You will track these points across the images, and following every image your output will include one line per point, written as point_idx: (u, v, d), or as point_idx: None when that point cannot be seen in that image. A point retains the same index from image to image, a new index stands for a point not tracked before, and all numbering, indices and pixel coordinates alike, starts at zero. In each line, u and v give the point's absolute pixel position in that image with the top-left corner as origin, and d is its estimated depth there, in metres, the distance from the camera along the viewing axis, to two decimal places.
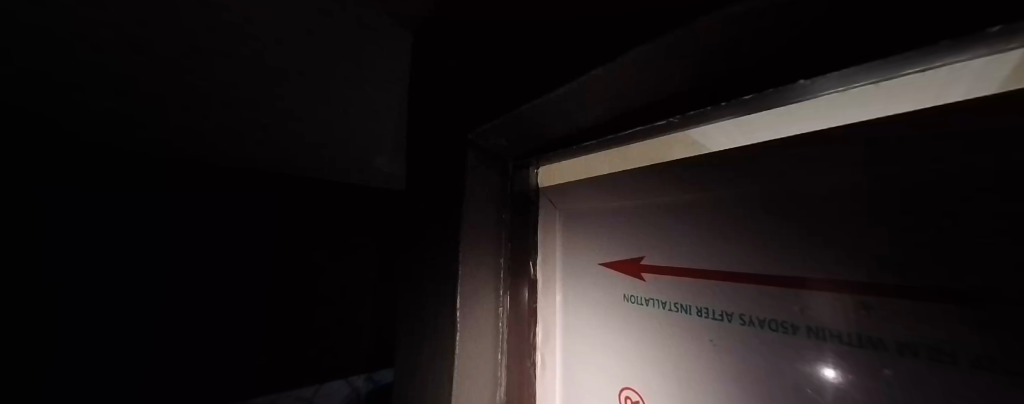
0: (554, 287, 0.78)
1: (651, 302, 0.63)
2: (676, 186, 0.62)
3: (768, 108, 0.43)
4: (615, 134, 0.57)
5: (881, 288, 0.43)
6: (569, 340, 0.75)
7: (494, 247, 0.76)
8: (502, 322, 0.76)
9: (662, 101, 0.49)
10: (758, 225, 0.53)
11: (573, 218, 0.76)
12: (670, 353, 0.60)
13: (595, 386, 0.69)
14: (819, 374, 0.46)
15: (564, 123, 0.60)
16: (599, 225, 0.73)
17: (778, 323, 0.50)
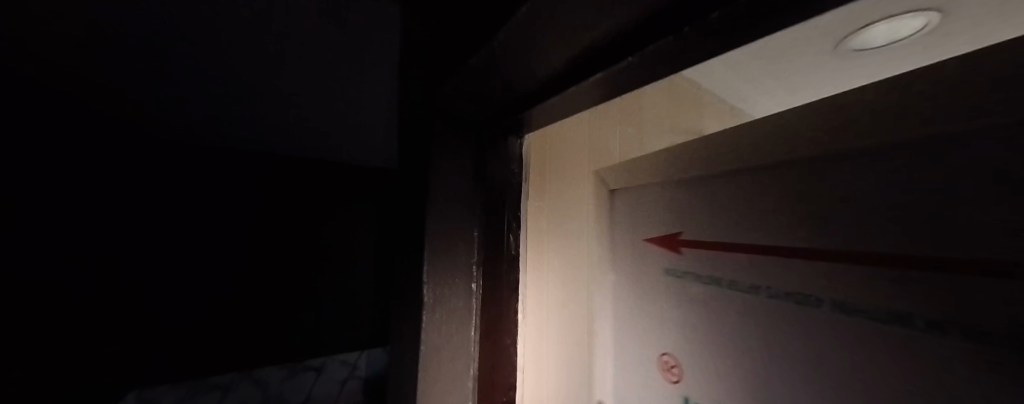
0: (608, 265, 0.92)
1: (689, 275, 0.69)
2: (712, 162, 0.66)
3: (740, 20, 0.33)
4: (577, 86, 0.49)
5: (915, 261, 0.39)
6: (618, 307, 0.88)
7: (468, 224, 0.69)
8: (477, 304, 0.69)
9: (615, 40, 0.40)
10: (796, 200, 0.52)
11: (591, 205, 0.95)
12: (704, 320, 0.65)
13: (638, 354, 0.82)
14: (863, 361, 0.44)
15: (521, 77, 0.52)
16: (643, 203, 0.82)
17: (804, 297, 0.50)
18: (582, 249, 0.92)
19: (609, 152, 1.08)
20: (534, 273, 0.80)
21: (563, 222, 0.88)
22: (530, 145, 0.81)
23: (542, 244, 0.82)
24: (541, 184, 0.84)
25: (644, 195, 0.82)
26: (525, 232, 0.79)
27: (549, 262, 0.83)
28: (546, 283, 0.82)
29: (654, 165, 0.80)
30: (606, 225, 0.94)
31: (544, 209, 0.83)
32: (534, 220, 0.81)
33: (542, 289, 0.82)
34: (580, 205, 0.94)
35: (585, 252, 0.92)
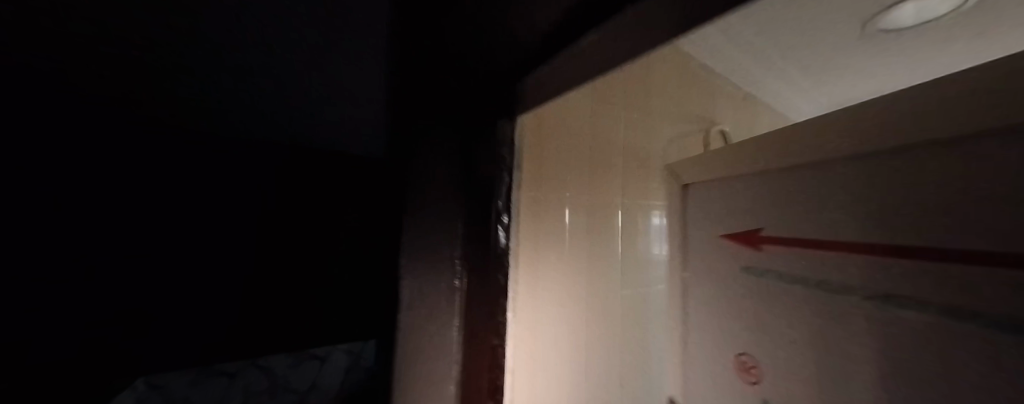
0: (684, 263, 0.98)
1: (765, 274, 0.78)
2: (813, 161, 0.70)
3: None
4: (566, 48, 0.46)
5: (985, 257, 0.48)
6: (691, 316, 0.96)
7: (449, 222, 0.62)
8: (459, 311, 0.62)
9: None
10: (899, 199, 0.57)
11: (613, 200, 1.01)
12: (796, 330, 0.72)
13: (707, 355, 0.93)
14: (959, 358, 0.51)
15: (510, 31, 0.49)
16: (727, 206, 0.88)
17: (891, 298, 0.57)
18: (613, 242, 1.00)
19: (608, 139, 1.00)
20: (519, 269, 0.76)
21: (556, 218, 0.85)
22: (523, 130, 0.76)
23: (535, 239, 0.80)
24: (531, 173, 0.80)
25: (714, 195, 0.93)
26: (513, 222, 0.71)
27: (542, 254, 0.82)
28: (540, 281, 0.81)
29: (730, 174, 0.88)
30: (632, 212, 1.06)
31: (533, 205, 0.80)
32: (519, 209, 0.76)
33: (535, 287, 0.80)
34: (606, 198, 0.99)
35: (615, 242, 1.01)
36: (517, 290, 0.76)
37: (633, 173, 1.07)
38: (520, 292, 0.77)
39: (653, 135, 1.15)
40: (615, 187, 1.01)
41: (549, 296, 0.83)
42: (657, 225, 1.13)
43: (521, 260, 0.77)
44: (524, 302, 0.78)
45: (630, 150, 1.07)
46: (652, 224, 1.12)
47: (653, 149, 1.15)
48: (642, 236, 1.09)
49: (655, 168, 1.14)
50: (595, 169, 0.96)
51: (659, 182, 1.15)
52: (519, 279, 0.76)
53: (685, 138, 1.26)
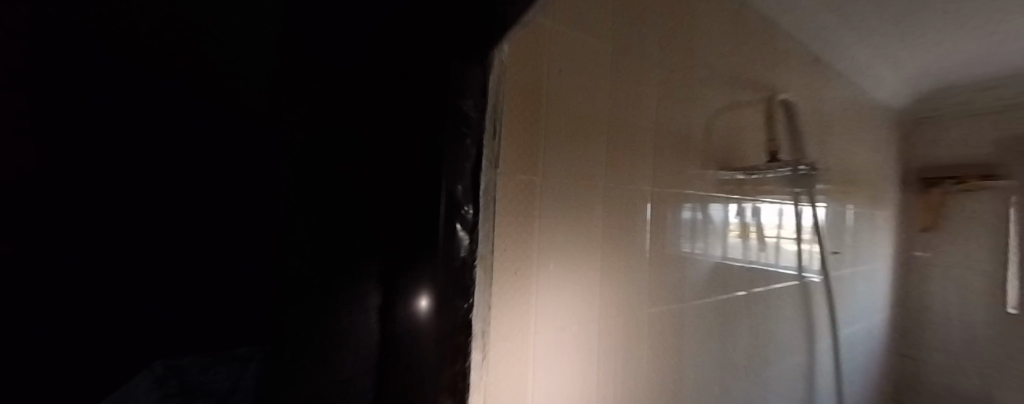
0: None
1: None
2: None
3: None
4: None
5: None
6: None
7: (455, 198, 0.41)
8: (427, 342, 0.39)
9: None
10: None
11: (637, 185, 0.75)
12: None
13: None
14: None
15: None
16: None
17: None
18: (635, 238, 0.74)
19: (632, 109, 0.74)
20: (497, 282, 0.53)
21: (554, 211, 0.61)
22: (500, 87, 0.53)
23: (521, 241, 0.56)
24: (519, 150, 0.56)
25: None
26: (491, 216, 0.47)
27: (532, 261, 0.58)
28: (528, 298, 0.58)
29: None
30: (660, 202, 0.80)
31: (521, 193, 0.56)
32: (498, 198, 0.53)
33: (522, 307, 0.57)
34: (629, 183, 0.73)
35: (637, 238, 0.75)
36: (496, 314, 0.54)
37: (664, 153, 0.81)
38: (499, 316, 0.54)
39: (692, 106, 0.87)
40: (640, 169, 0.75)
41: (544, 317, 0.60)
42: (686, 219, 0.85)
43: (499, 271, 0.54)
44: (507, 329, 0.55)
45: (661, 124, 0.80)
46: (682, 217, 0.84)
47: (692, 123, 0.87)
48: (671, 232, 0.82)
49: (693, 147, 0.87)
50: (614, 146, 0.71)
51: (697, 165, 0.88)
52: (497, 299, 0.53)
53: (734, 110, 0.97)
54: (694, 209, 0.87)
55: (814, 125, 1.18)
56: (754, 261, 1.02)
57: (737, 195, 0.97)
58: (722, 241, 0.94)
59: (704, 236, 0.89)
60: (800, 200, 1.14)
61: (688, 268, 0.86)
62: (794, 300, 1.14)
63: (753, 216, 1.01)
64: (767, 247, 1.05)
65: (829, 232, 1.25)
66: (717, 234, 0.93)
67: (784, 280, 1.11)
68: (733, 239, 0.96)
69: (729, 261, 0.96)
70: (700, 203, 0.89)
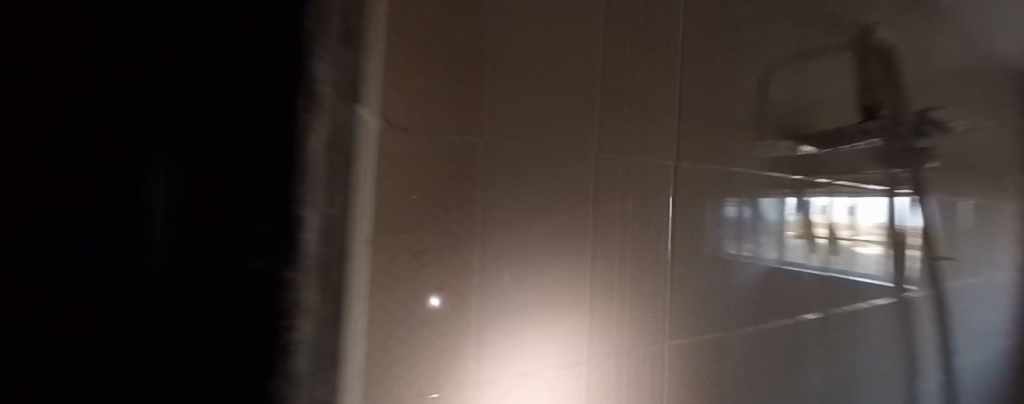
0: None
1: None
2: None
3: None
4: None
5: None
6: None
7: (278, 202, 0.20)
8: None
9: None
10: None
11: (656, 158, 0.49)
12: None
13: None
14: None
15: None
16: None
17: None
18: (647, 236, 0.50)
19: (644, 47, 0.50)
20: (397, 305, 0.34)
21: (505, 194, 0.40)
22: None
23: (482, 255, 0.38)
24: (441, 98, 0.36)
25: None
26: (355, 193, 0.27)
27: (468, 270, 0.38)
28: (498, 334, 0.39)
29: None
30: (690, 185, 0.55)
31: (445, 165, 0.36)
32: (392, 170, 0.34)
33: (488, 348, 0.39)
34: (656, 159, 0.49)
35: (651, 237, 0.50)
36: (448, 358, 0.37)
37: (698, 117, 0.55)
38: (451, 362, 0.37)
39: (743, 49, 0.60)
40: (656, 136, 0.51)
41: (496, 358, 0.39)
42: (729, 217, 0.60)
43: (400, 287, 0.34)
44: (469, 378, 0.38)
45: (693, 72, 0.55)
46: (722, 216, 0.59)
47: (743, 74, 0.60)
48: (714, 231, 0.58)
49: (743, 109, 0.61)
50: (612, 101, 0.47)
51: (746, 136, 0.61)
52: (446, 338, 0.36)
53: (807, 56, 0.67)
54: (739, 205, 0.61)
55: (926, 83, 0.85)
56: (825, 271, 0.73)
57: (800, 178, 0.69)
58: (778, 246, 0.66)
59: (753, 240, 0.63)
60: (896, 185, 0.82)
61: (737, 283, 0.61)
62: (890, 322, 0.83)
63: (821, 213, 0.72)
64: (842, 252, 0.75)
65: (939, 229, 0.91)
66: (771, 238, 0.66)
67: (873, 295, 0.80)
68: (793, 243, 0.68)
69: (790, 271, 0.68)
70: (749, 197, 0.62)
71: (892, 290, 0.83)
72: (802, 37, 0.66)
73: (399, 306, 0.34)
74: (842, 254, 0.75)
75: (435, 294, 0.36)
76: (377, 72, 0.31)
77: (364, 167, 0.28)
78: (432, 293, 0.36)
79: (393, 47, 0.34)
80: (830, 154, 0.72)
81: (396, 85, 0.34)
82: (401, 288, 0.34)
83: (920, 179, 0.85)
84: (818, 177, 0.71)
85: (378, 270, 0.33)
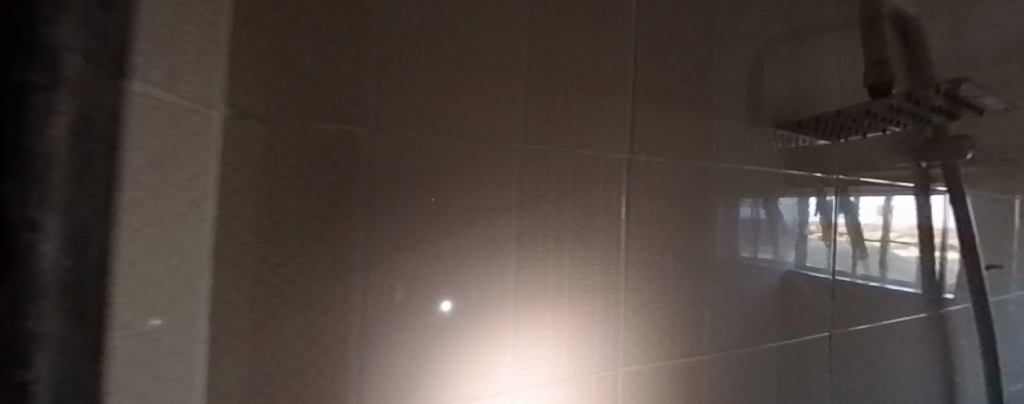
0: None
1: None
2: None
3: None
4: None
5: None
6: None
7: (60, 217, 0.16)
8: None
9: None
10: None
11: (604, 149, 0.40)
12: None
13: None
14: None
15: None
16: None
17: None
18: (589, 243, 0.40)
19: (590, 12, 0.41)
20: (247, 326, 0.28)
21: (392, 192, 0.32)
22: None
23: (494, 255, 0.36)
24: (298, 74, 0.29)
25: None
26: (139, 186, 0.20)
27: (346, 285, 0.31)
28: (511, 338, 0.37)
29: None
30: (648, 182, 0.44)
31: (312, 158, 0.30)
32: (238, 163, 0.28)
33: (502, 352, 0.37)
34: (636, 154, 0.43)
35: (594, 243, 0.40)
36: (456, 364, 0.35)
37: (666, 100, 0.45)
38: (461, 368, 0.35)
39: (722, 19, 0.50)
40: (605, 124, 0.40)
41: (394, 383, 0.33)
42: (747, 219, 0.53)
43: (251, 305, 0.28)
44: (483, 383, 0.36)
45: (658, 44, 0.45)
46: (739, 218, 0.52)
47: (723, 48, 0.50)
48: (727, 232, 0.51)
49: (725, 91, 0.50)
50: (544, 78, 0.38)
51: (729, 123, 0.51)
52: (439, 344, 0.34)
53: (802, 32, 0.57)
54: (759, 205, 0.54)
55: (968, 57, 0.70)
56: (853, 278, 0.63)
57: (819, 175, 0.59)
58: (797, 248, 0.58)
59: (772, 244, 0.55)
60: (930, 183, 0.68)
61: (759, 290, 0.54)
62: (926, 341, 0.69)
63: (842, 215, 0.61)
64: (872, 256, 0.64)
65: (988, 231, 0.76)
66: (789, 241, 0.57)
67: (900, 307, 0.67)
68: (813, 247, 0.59)
69: (817, 278, 0.60)
70: (766, 196, 0.55)
71: (928, 302, 0.69)
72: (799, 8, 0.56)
73: (410, 308, 0.33)
74: (870, 257, 0.64)
75: (443, 298, 0.34)
76: (193, 39, 0.25)
77: (154, 156, 0.22)
78: (441, 297, 0.34)
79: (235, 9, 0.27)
80: (838, 145, 0.60)
81: (241, 58, 0.27)
82: (410, 289, 0.33)
83: (968, 172, 0.70)
84: (824, 171, 0.59)
85: (221, 283, 0.27)
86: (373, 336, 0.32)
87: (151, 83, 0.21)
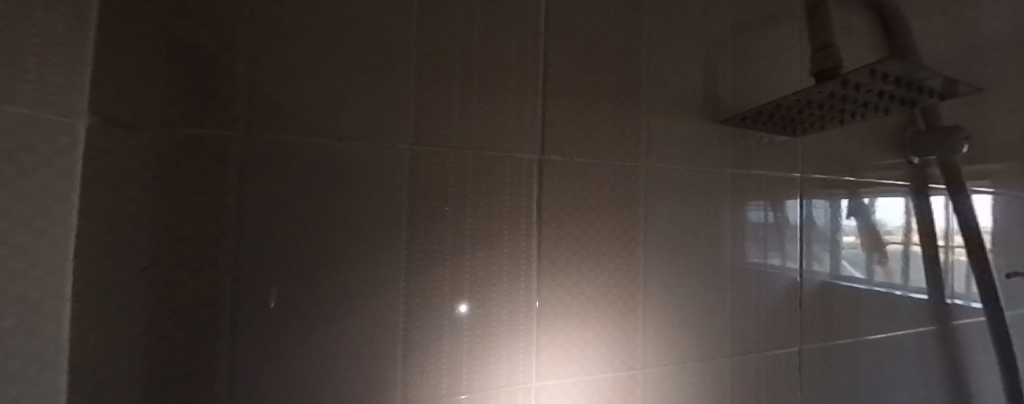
0: None
1: None
2: None
3: None
4: None
5: None
6: None
7: None
8: None
9: None
10: None
11: (511, 149, 0.39)
12: None
13: None
14: None
15: None
16: None
17: None
18: (493, 245, 0.39)
19: (491, 11, 0.40)
20: (111, 329, 0.28)
21: (265, 196, 0.32)
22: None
23: (482, 261, 0.38)
24: (161, 81, 0.30)
25: None
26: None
27: (217, 288, 0.31)
28: (500, 340, 0.39)
29: None
30: (564, 183, 0.41)
31: (178, 163, 0.30)
32: (98, 169, 0.28)
33: (487, 352, 0.38)
34: (611, 158, 0.43)
35: (499, 244, 0.39)
36: (441, 363, 0.37)
37: (587, 97, 0.43)
38: (446, 368, 0.37)
39: (660, 7, 0.46)
40: (510, 124, 0.40)
41: (307, 381, 0.33)
42: (756, 223, 0.51)
43: (113, 310, 0.28)
44: (469, 382, 0.38)
45: (577, 40, 0.43)
46: (748, 222, 0.50)
47: (664, 39, 0.46)
48: (735, 236, 0.50)
49: (685, 89, 0.47)
50: (438, 80, 0.38)
51: (676, 119, 0.46)
52: (456, 338, 0.37)
53: (770, 14, 0.51)
54: (772, 210, 0.52)
55: (973, 37, 0.61)
56: (871, 286, 0.57)
57: (829, 175, 0.55)
58: (808, 253, 0.54)
59: (782, 250, 0.52)
60: (928, 181, 0.60)
61: (757, 299, 0.51)
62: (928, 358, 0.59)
63: (854, 218, 0.57)
64: (895, 259, 0.59)
65: (1012, 234, 0.66)
66: (803, 245, 0.54)
67: (897, 315, 0.58)
68: (825, 250, 0.55)
69: (841, 285, 0.56)
70: (775, 198, 0.52)
71: (934, 313, 0.60)
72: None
73: (429, 307, 0.37)
74: (891, 262, 0.59)
75: (463, 300, 0.38)
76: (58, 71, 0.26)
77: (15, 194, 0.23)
78: (460, 299, 0.38)
79: (97, 23, 0.29)
80: (806, 140, 0.54)
81: (103, 67, 0.29)
82: (433, 291, 0.37)
83: (973, 168, 0.62)
84: (818, 171, 0.54)
85: (82, 288, 0.28)
86: (372, 330, 0.35)
87: (5, 95, 0.22)
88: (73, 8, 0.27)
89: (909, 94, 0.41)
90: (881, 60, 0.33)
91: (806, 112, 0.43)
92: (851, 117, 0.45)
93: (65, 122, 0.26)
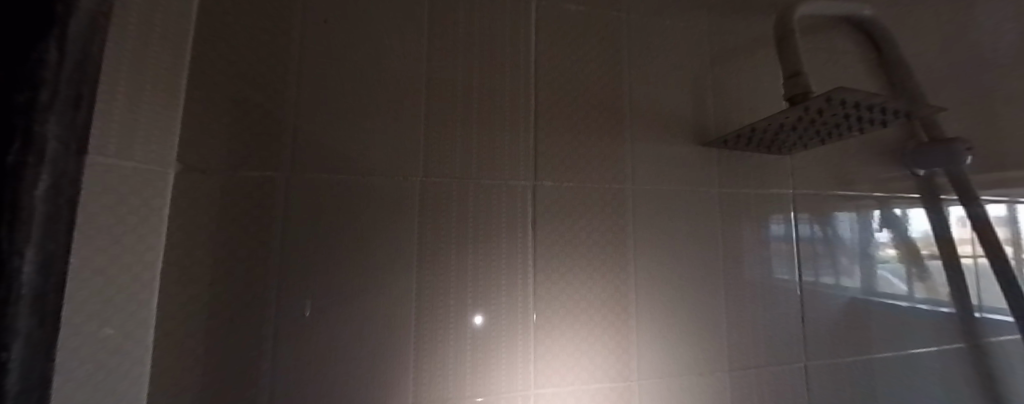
0: None
1: None
2: None
3: None
4: None
5: None
6: None
7: (63, 263, 0.25)
8: None
9: None
10: None
11: (506, 178, 0.45)
12: None
13: None
14: None
15: None
16: None
17: None
18: (494, 261, 0.44)
19: (489, 60, 0.47)
20: (183, 334, 0.36)
21: (302, 223, 0.39)
22: (188, 49, 0.38)
23: (484, 275, 0.43)
24: (229, 135, 0.38)
25: None
26: (96, 224, 0.29)
27: (263, 300, 0.38)
28: (499, 347, 0.43)
29: None
30: (555, 206, 0.46)
31: (238, 198, 0.38)
32: (179, 204, 0.36)
33: (489, 359, 0.43)
34: (607, 180, 0.48)
35: (499, 261, 0.44)
36: (446, 367, 0.41)
37: (577, 128, 0.48)
38: (450, 370, 0.41)
39: (640, 45, 0.51)
40: (506, 155, 0.45)
41: (340, 379, 0.39)
42: (778, 237, 0.53)
43: (185, 318, 0.36)
44: (472, 386, 0.42)
45: (565, 79, 0.49)
46: (769, 236, 0.53)
47: (645, 73, 0.51)
48: (746, 250, 0.52)
49: (672, 116, 0.51)
50: (448, 122, 0.45)
51: (661, 143, 0.50)
52: (469, 344, 0.42)
53: (749, 45, 0.55)
54: (787, 224, 0.54)
55: (973, 49, 0.62)
56: (912, 302, 0.57)
57: (845, 191, 0.57)
58: (836, 267, 0.55)
59: (801, 262, 0.54)
60: (938, 191, 0.60)
61: (768, 313, 0.52)
62: (954, 376, 0.57)
63: (886, 230, 0.57)
64: (938, 275, 0.59)
65: None
66: (827, 257, 0.55)
67: (925, 329, 0.57)
68: (849, 263, 0.55)
69: (872, 300, 0.56)
70: (792, 212, 0.54)
71: (962, 328, 0.58)
72: (755, 27, 0.55)
73: (440, 315, 0.42)
74: (933, 277, 0.58)
75: (470, 308, 0.43)
76: (156, 135, 0.35)
77: (121, 229, 0.31)
78: (468, 307, 0.43)
79: (184, 95, 0.38)
80: (796, 156, 0.56)
81: (186, 128, 0.37)
82: (444, 300, 0.42)
83: (990, 178, 0.60)
84: (820, 185, 0.56)
85: (161, 299, 0.35)
86: (388, 336, 0.40)
87: (115, 153, 0.30)
88: (168, 88, 0.36)
89: (881, 118, 0.43)
90: (835, 89, 0.36)
91: (784, 134, 0.46)
92: (832, 135, 0.48)
93: (159, 172, 0.35)
